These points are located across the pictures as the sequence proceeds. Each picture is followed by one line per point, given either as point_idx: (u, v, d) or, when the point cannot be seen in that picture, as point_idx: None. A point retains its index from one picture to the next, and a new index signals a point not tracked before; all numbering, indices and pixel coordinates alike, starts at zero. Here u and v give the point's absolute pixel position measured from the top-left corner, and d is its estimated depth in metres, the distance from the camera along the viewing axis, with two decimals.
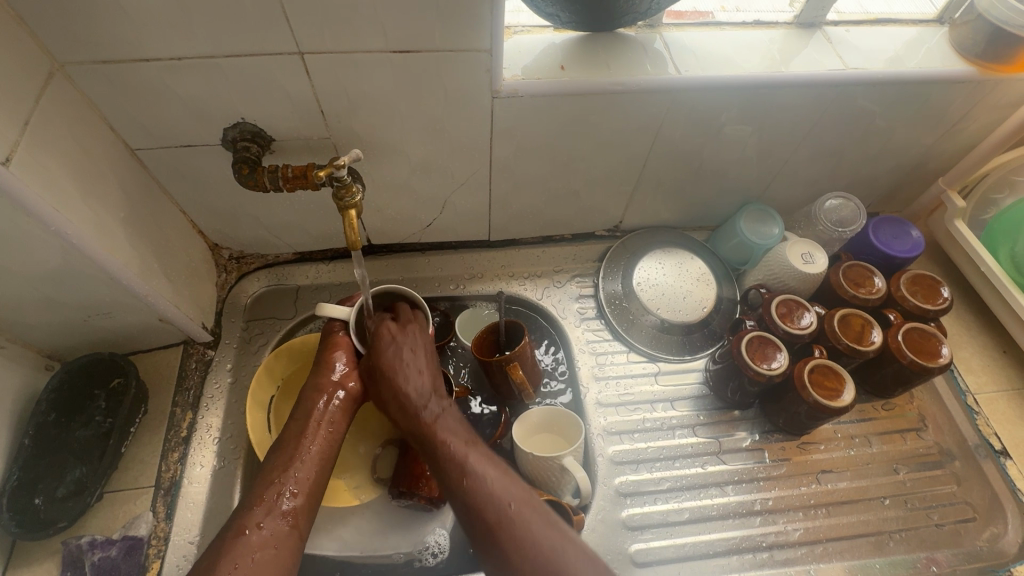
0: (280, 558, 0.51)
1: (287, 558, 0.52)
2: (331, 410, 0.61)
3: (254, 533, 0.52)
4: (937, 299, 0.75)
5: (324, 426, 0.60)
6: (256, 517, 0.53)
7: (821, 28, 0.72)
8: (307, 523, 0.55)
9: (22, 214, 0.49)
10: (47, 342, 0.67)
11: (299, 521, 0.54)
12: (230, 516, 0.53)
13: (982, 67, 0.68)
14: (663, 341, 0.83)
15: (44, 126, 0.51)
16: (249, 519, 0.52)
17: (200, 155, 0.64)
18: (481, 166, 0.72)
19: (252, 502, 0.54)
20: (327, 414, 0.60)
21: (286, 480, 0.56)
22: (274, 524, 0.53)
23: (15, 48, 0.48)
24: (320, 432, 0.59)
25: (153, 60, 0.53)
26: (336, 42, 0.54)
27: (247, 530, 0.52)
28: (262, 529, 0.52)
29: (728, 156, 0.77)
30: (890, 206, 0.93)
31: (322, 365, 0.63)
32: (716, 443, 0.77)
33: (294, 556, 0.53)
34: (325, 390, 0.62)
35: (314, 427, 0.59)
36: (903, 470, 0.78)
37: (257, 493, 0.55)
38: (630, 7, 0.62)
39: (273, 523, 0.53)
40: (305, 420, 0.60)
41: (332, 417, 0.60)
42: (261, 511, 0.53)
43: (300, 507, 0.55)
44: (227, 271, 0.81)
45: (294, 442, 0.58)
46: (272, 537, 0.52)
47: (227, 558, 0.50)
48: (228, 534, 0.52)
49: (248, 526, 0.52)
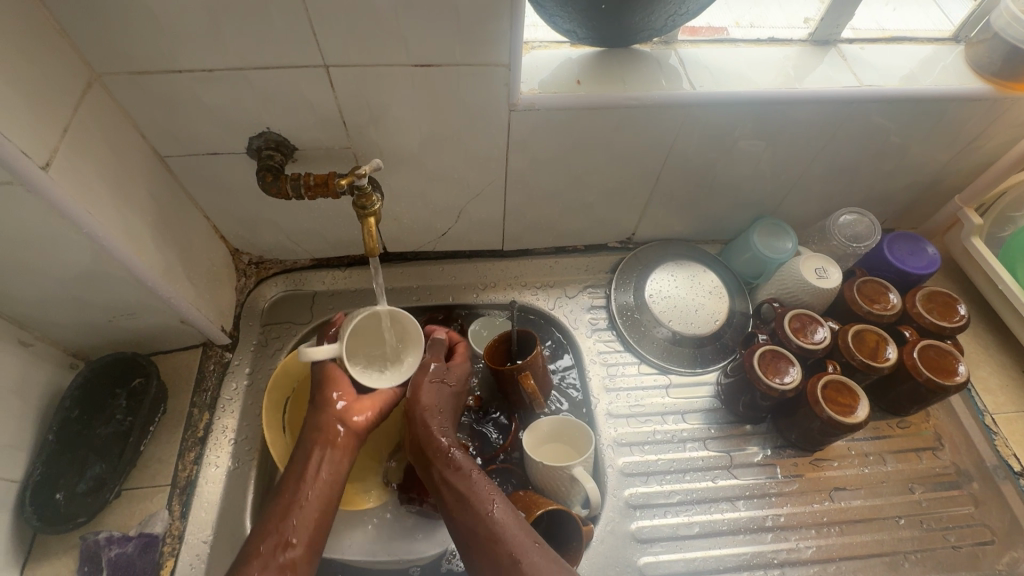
0: None
1: None
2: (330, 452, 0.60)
3: None
4: (954, 317, 0.75)
5: (314, 477, 0.58)
6: (253, 570, 0.52)
7: (835, 45, 0.72)
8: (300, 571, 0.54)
9: (59, 217, 0.51)
10: (73, 341, 0.69)
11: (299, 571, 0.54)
12: (232, 567, 0.53)
13: (999, 85, 0.69)
14: (674, 353, 0.83)
15: (81, 133, 0.53)
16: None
17: (225, 162, 0.66)
18: (497, 177, 0.73)
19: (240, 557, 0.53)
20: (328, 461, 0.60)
21: (286, 529, 0.55)
22: None
23: (57, 59, 0.51)
24: (314, 477, 0.58)
25: (185, 72, 0.56)
26: (360, 56, 0.56)
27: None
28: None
29: (743, 170, 0.77)
30: (906, 221, 0.93)
31: (322, 404, 0.62)
32: (727, 457, 0.76)
33: None
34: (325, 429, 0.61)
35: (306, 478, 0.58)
36: (919, 490, 0.76)
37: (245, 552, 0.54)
38: (647, 23, 0.63)
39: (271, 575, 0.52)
40: (304, 462, 0.59)
41: (320, 462, 0.59)
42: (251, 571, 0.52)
43: (301, 557, 0.54)
44: (246, 275, 0.83)
45: (287, 493, 0.57)
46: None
47: None
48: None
49: None
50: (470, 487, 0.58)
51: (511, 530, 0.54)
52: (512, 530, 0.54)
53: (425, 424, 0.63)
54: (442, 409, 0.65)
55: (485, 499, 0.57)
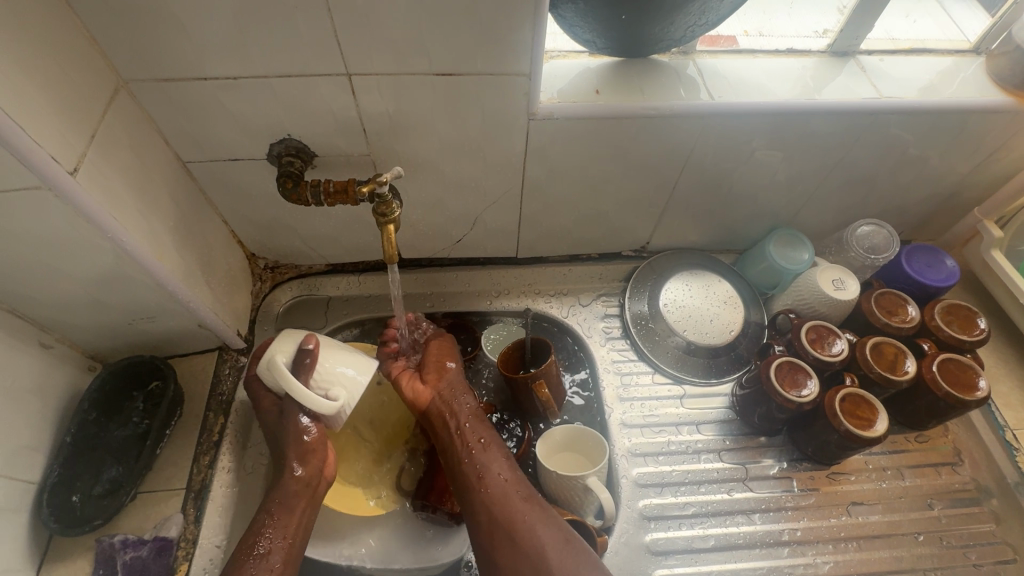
0: None
1: None
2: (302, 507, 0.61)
3: None
4: (974, 330, 0.74)
5: (282, 545, 0.58)
6: None
7: (854, 57, 0.72)
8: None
9: (84, 222, 0.52)
10: (92, 343, 0.69)
11: None
12: None
13: (1020, 97, 0.68)
14: (688, 363, 0.82)
15: (108, 139, 0.54)
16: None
17: (246, 168, 0.67)
18: (513, 185, 0.73)
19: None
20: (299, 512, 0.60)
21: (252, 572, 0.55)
22: None
23: (87, 66, 0.52)
24: (284, 543, 0.58)
25: (211, 79, 0.56)
26: (383, 65, 0.57)
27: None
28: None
29: (760, 181, 0.77)
30: (924, 233, 0.92)
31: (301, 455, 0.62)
32: (742, 469, 0.76)
33: None
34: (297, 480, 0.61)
35: (275, 548, 0.57)
36: (938, 506, 0.75)
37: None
38: (667, 34, 0.63)
39: None
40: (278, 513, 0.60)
41: (291, 524, 0.59)
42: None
43: None
44: (262, 279, 0.83)
45: (261, 562, 0.56)
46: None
47: None
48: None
49: None
50: (492, 438, 0.65)
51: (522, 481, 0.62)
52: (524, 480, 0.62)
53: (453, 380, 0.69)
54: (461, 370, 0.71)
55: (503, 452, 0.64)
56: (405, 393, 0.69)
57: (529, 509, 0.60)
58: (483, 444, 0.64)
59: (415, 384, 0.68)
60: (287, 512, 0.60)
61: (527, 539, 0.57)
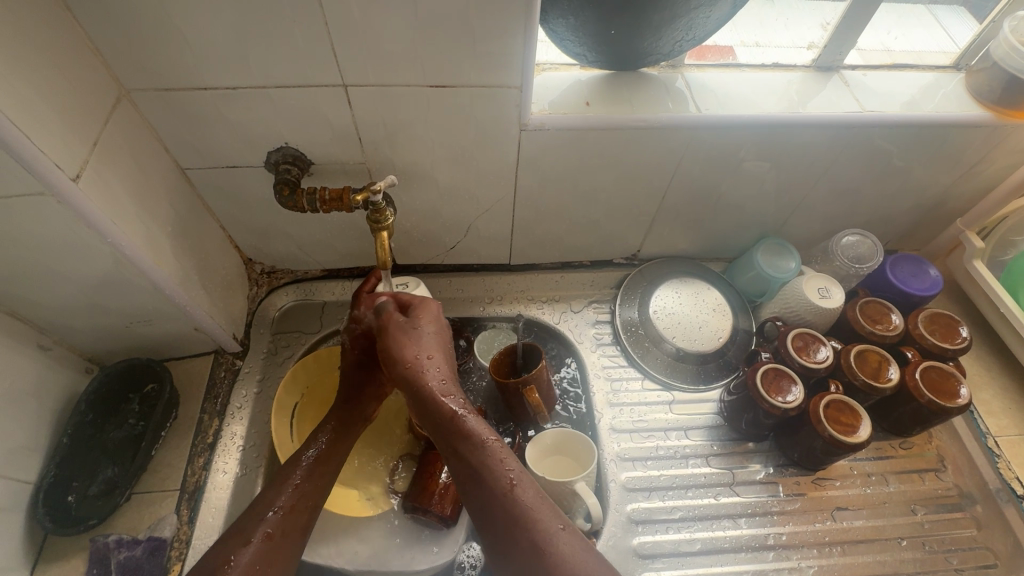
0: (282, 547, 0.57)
1: (285, 546, 0.57)
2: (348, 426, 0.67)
3: (258, 525, 0.57)
4: (956, 339, 0.76)
5: (332, 460, 0.64)
6: (260, 506, 0.59)
7: (838, 71, 0.74)
8: (306, 532, 0.60)
9: (84, 226, 0.53)
10: (89, 346, 0.70)
11: (297, 519, 0.59)
12: (245, 507, 0.59)
13: (998, 112, 0.70)
14: (677, 369, 0.84)
15: (109, 146, 0.55)
16: (237, 550, 0.55)
17: (243, 175, 0.68)
18: (506, 194, 0.75)
19: (249, 518, 0.58)
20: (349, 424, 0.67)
21: (296, 475, 0.62)
22: (271, 515, 0.58)
23: (89, 76, 0.53)
24: (334, 459, 0.64)
25: (209, 89, 0.58)
26: (378, 77, 0.59)
27: (231, 562, 0.54)
28: (245, 555, 0.55)
29: (747, 191, 0.79)
30: (909, 243, 0.94)
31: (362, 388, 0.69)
32: (729, 475, 0.77)
33: (289, 545, 0.58)
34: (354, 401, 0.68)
35: (322, 461, 0.64)
36: (921, 511, 0.76)
37: (251, 520, 0.57)
38: (655, 48, 0.65)
39: (273, 521, 0.58)
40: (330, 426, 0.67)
41: (342, 446, 0.66)
42: (256, 535, 0.56)
43: (298, 509, 0.60)
44: (258, 284, 0.84)
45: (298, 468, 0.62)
46: (263, 558, 0.55)
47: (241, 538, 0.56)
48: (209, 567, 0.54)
49: (265, 512, 0.58)
50: (483, 458, 0.54)
51: (532, 510, 0.52)
52: (534, 507, 0.52)
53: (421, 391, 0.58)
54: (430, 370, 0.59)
55: (501, 472, 0.53)
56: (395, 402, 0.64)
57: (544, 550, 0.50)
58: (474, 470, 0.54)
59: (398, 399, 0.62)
60: (344, 433, 0.67)
61: None
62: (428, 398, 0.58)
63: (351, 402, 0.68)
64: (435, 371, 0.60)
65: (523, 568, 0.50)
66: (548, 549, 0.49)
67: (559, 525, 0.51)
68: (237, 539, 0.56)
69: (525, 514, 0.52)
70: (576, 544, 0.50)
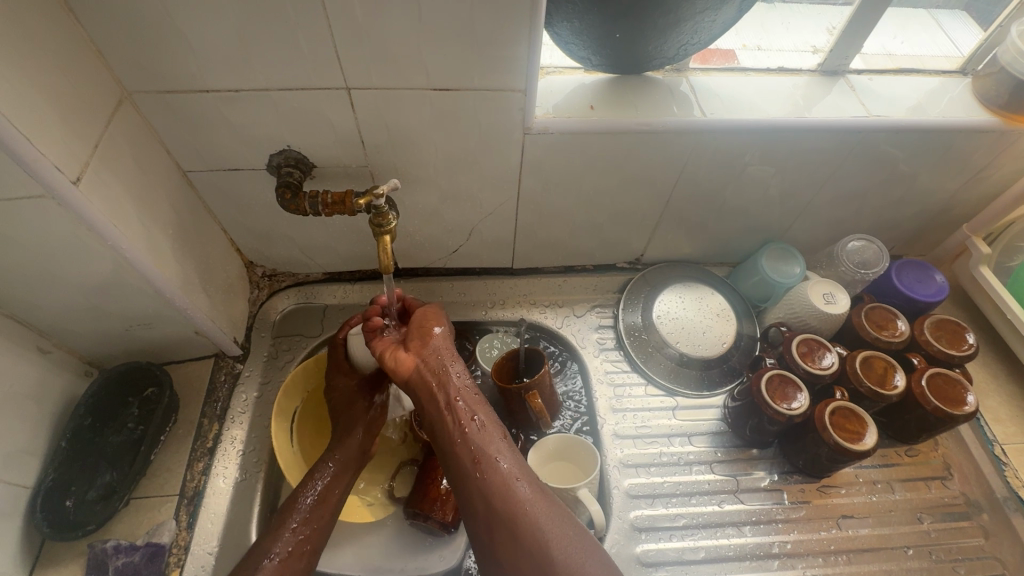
0: None
1: None
2: (343, 466, 0.66)
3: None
4: (963, 345, 0.75)
5: (329, 502, 0.63)
6: (257, 557, 0.58)
7: (844, 75, 0.74)
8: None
9: (85, 229, 0.53)
10: (89, 349, 0.70)
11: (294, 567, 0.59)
12: (244, 555, 0.59)
13: (1005, 118, 0.70)
14: (681, 375, 0.83)
15: (110, 148, 0.55)
16: None
17: (245, 178, 0.68)
18: (509, 198, 0.74)
19: (245, 567, 0.57)
20: (343, 466, 0.66)
21: (293, 521, 0.61)
22: (268, 563, 0.57)
23: (91, 78, 0.53)
24: (332, 500, 0.64)
25: (212, 91, 0.58)
26: (382, 80, 0.58)
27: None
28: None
29: (751, 196, 0.78)
30: (914, 249, 0.93)
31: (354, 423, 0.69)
32: (733, 482, 0.76)
33: None
34: (350, 437, 0.68)
35: (320, 502, 0.63)
36: (928, 520, 0.76)
37: (249, 568, 0.57)
38: (660, 52, 0.65)
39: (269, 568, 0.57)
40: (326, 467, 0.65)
41: (340, 485, 0.65)
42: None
43: (294, 556, 0.59)
44: (259, 287, 0.84)
45: (296, 512, 0.61)
46: None
47: None
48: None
49: (262, 561, 0.57)
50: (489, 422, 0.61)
51: (519, 465, 0.60)
52: (524, 462, 0.60)
53: (441, 353, 0.65)
54: (447, 343, 0.66)
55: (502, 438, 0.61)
56: (386, 362, 0.65)
57: (534, 498, 0.57)
58: (479, 430, 0.60)
59: (398, 353, 0.65)
60: (342, 470, 0.66)
61: (528, 528, 0.55)
62: (445, 361, 0.64)
63: (347, 441, 0.67)
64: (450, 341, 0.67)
65: (512, 508, 0.56)
66: (537, 500, 0.57)
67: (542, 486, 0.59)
68: None
69: (516, 468, 0.59)
70: (554, 502, 0.58)
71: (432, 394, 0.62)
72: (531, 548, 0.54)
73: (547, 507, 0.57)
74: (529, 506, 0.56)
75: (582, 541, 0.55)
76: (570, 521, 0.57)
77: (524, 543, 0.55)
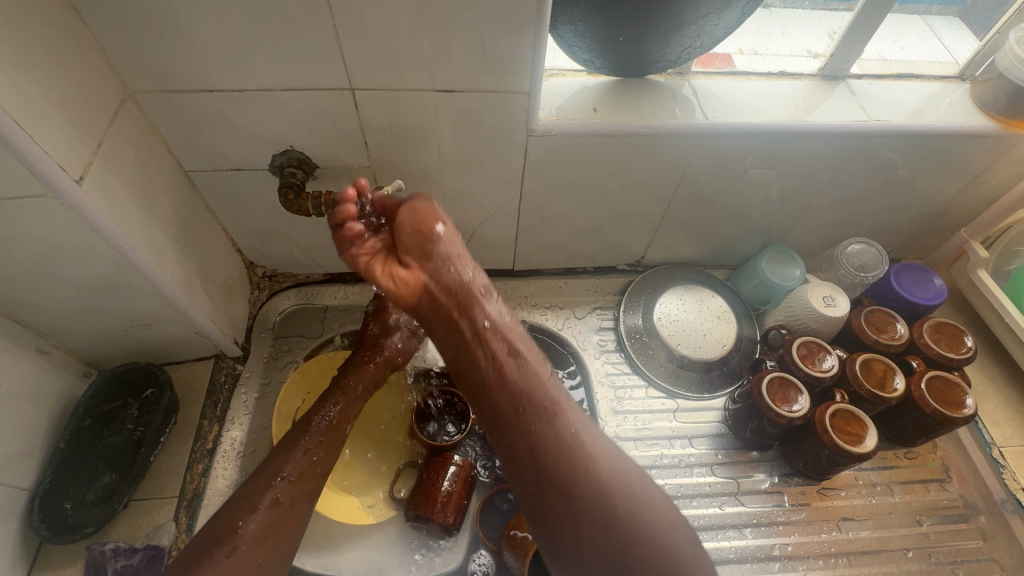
0: (285, 520, 0.57)
1: (291, 518, 0.57)
2: (358, 391, 0.67)
3: (268, 490, 0.57)
4: (961, 348, 0.75)
5: (340, 429, 0.64)
6: (268, 476, 0.58)
7: (844, 80, 0.74)
8: (312, 501, 0.60)
9: (86, 228, 0.53)
10: (88, 349, 0.69)
11: (306, 487, 0.59)
12: (253, 473, 0.59)
13: (1003, 123, 0.70)
14: (681, 376, 0.83)
15: (113, 148, 0.55)
16: (245, 515, 0.55)
17: (247, 178, 0.68)
18: (512, 199, 0.74)
19: (256, 485, 0.57)
20: (357, 390, 0.67)
21: (304, 440, 0.61)
22: (277, 481, 0.58)
23: (95, 77, 0.52)
24: (343, 428, 0.64)
25: (215, 91, 0.57)
26: (387, 81, 0.58)
27: (240, 529, 0.55)
28: (254, 522, 0.55)
29: (752, 199, 0.79)
30: (912, 252, 0.94)
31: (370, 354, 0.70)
32: (734, 484, 0.76)
33: (295, 520, 0.58)
34: (365, 366, 0.69)
35: (332, 428, 0.63)
36: (927, 522, 0.76)
37: (258, 487, 0.57)
38: (662, 55, 0.65)
39: (280, 487, 0.58)
40: (337, 390, 0.66)
41: (352, 414, 0.65)
42: (264, 501, 0.57)
43: (301, 479, 0.59)
44: (259, 288, 0.83)
45: (309, 430, 0.62)
46: (273, 525, 0.56)
47: (249, 501, 0.56)
48: (219, 531, 0.55)
49: (274, 478, 0.58)
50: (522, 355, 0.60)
51: (570, 411, 0.58)
52: (570, 404, 0.59)
53: (463, 275, 0.62)
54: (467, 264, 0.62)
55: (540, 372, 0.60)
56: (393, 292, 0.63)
57: (586, 449, 0.56)
58: (510, 364, 0.60)
59: (407, 279, 0.63)
60: (355, 399, 0.66)
61: (584, 481, 0.54)
62: (471, 291, 0.61)
63: (363, 369, 0.69)
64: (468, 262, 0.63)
65: (565, 459, 0.55)
66: (585, 440, 0.56)
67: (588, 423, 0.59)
68: (247, 504, 0.56)
69: (565, 416, 0.57)
70: (608, 450, 0.57)
71: (458, 331, 0.62)
72: (589, 502, 0.54)
73: (602, 458, 0.56)
74: (584, 457, 0.55)
75: (639, 495, 0.55)
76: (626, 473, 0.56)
77: (579, 492, 0.54)
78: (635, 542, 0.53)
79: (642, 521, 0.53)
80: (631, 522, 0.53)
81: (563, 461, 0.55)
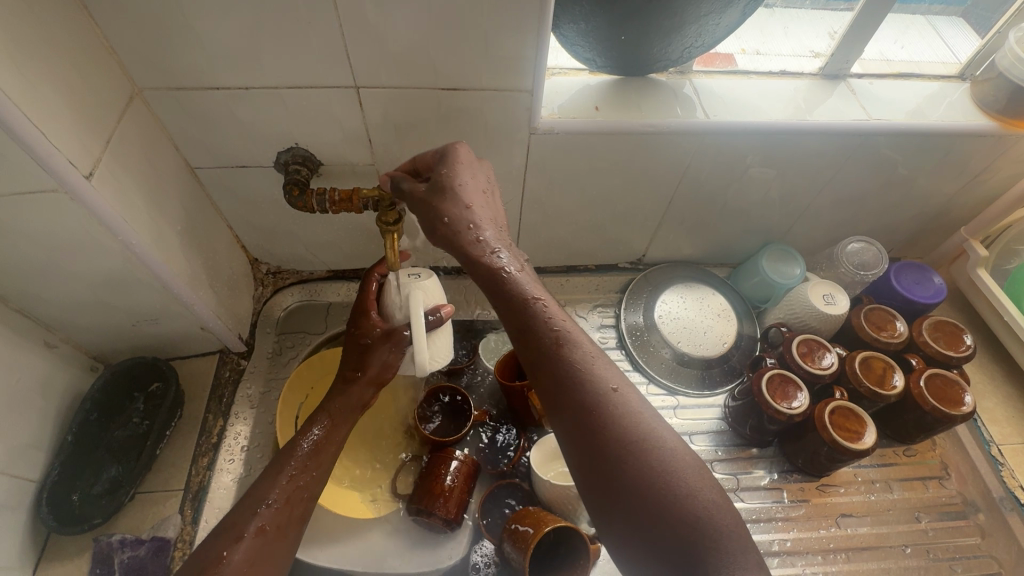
0: (270, 552, 0.52)
1: (277, 549, 0.52)
2: (347, 409, 0.62)
3: (252, 518, 0.52)
4: (960, 346, 0.76)
5: (327, 451, 0.59)
6: (252, 505, 0.54)
7: (844, 79, 0.75)
8: (301, 529, 0.55)
9: (95, 223, 0.53)
10: (95, 344, 0.70)
11: (293, 515, 0.55)
12: (236, 502, 0.54)
13: (1004, 122, 0.71)
14: (682, 374, 0.83)
15: (121, 144, 0.55)
16: (230, 545, 0.50)
17: (253, 175, 0.69)
18: (514, 197, 0.75)
19: (241, 512, 0.53)
20: (342, 408, 0.61)
21: (290, 465, 0.57)
22: (262, 510, 0.53)
23: (103, 74, 0.53)
24: (330, 450, 0.59)
25: (222, 89, 0.58)
26: (391, 80, 0.59)
27: (224, 559, 0.50)
28: (239, 551, 0.50)
29: (752, 198, 0.79)
30: (913, 251, 0.94)
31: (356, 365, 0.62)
32: (733, 480, 0.77)
33: (281, 551, 0.53)
34: (352, 383, 0.62)
35: (318, 451, 0.59)
36: (925, 519, 0.77)
37: (244, 513, 0.53)
38: (664, 54, 0.66)
39: (265, 516, 0.53)
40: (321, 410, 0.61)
41: (339, 436, 0.60)
42: (249, 529, 0.52)
43: (288, 504, 0.55)
44: (264, 284, 0.84)
45: (294, 453, 0.58)
46: (259, 554, 0.51)
47: (232, 530, 0.52)
48: (200, 564, 0.50)
49: (257, 505, 0.53)
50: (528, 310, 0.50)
51: (591, 381, 0.47)
52: (589, 373, 0.47)
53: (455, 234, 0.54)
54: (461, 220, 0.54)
55: (550, 330, 0.50)
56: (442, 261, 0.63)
57: (605, 425, 0.45)
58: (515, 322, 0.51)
59: None
60: (342, 420, 0.61)
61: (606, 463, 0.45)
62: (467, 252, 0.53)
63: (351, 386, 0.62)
64: (460, 206, 0.54)
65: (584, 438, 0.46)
66: (606, 417, 0.46)
67: (612, 385, 0.47)
68: (229, 535, 0.51)
69: (582, 388, 0.47)
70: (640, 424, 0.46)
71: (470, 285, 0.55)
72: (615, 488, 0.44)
73: (627, 434, 0.45)
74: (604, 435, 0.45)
75: (675, 480, 0.43)
76: (662, 451, 0.44)
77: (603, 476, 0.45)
78: (657, 533, 0.42)
79: (672, 509, 0.42)
80: (654, 509, 0.42)
81: (579, 436, 0.46)
